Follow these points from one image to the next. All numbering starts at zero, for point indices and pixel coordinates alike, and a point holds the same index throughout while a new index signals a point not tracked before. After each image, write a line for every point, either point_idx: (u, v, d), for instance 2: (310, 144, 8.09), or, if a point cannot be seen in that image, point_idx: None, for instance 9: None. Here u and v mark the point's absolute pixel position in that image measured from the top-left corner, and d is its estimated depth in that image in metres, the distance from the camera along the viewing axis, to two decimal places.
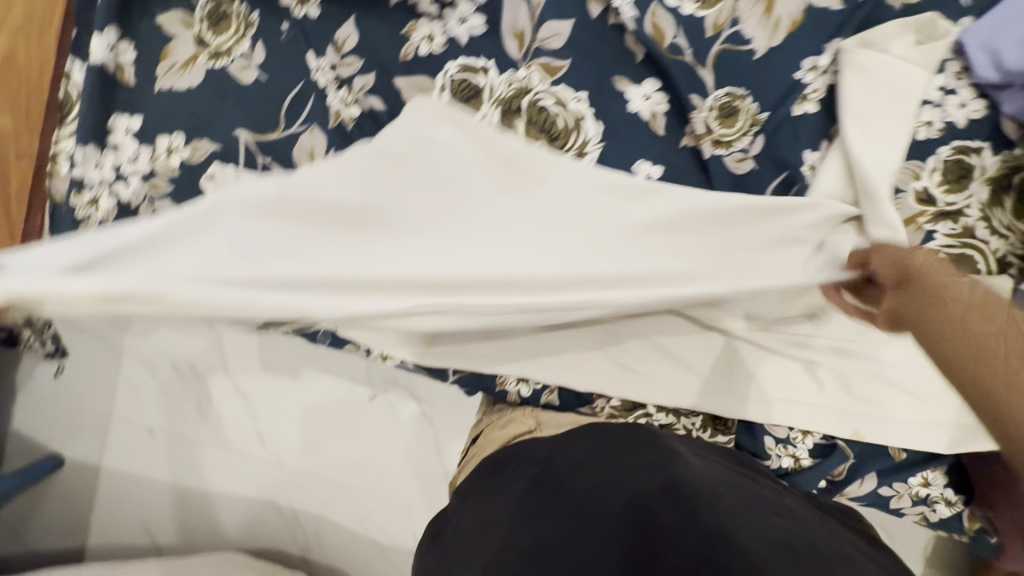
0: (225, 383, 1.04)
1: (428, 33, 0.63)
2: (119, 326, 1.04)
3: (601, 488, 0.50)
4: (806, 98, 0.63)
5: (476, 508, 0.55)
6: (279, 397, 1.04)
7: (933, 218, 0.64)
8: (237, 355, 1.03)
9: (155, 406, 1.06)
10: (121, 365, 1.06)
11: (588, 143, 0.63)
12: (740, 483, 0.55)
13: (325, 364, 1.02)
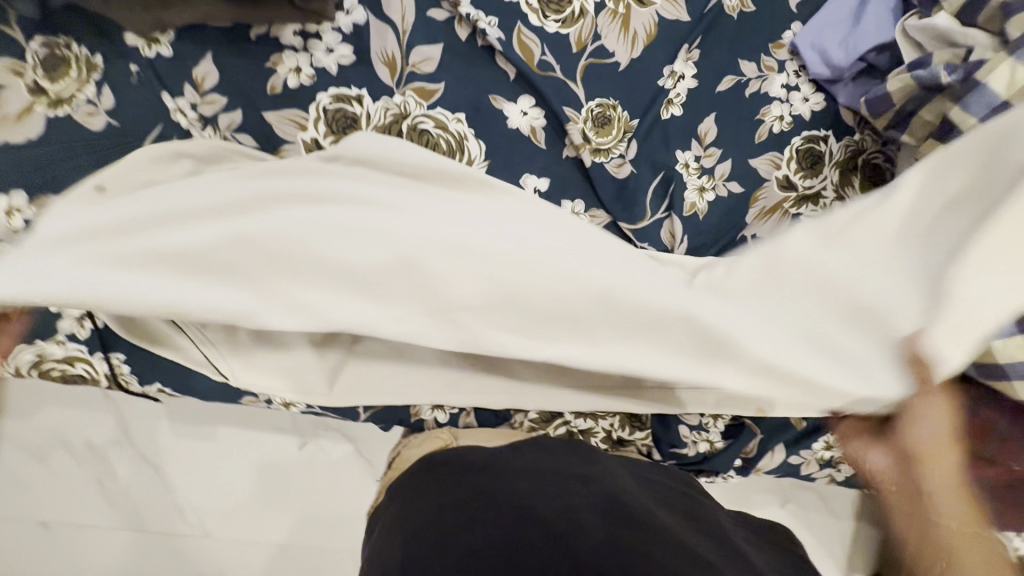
0: (128, 458, 0.93)
1: (295, 65, 0.61)
2: None
3: (537, 502, 0.46)
4: (671, 103, 0.68)
5: (402, 505, 0.51)
6: (193, 463, 0.94)
7: (796, 202, 0.69)
8: (135, 426, 0.93)
9: (47, 497, 0.93)
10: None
11: (473, 162, 0.64)
12: (679, 501, 0.52)
13: (239, 419, 0.95)
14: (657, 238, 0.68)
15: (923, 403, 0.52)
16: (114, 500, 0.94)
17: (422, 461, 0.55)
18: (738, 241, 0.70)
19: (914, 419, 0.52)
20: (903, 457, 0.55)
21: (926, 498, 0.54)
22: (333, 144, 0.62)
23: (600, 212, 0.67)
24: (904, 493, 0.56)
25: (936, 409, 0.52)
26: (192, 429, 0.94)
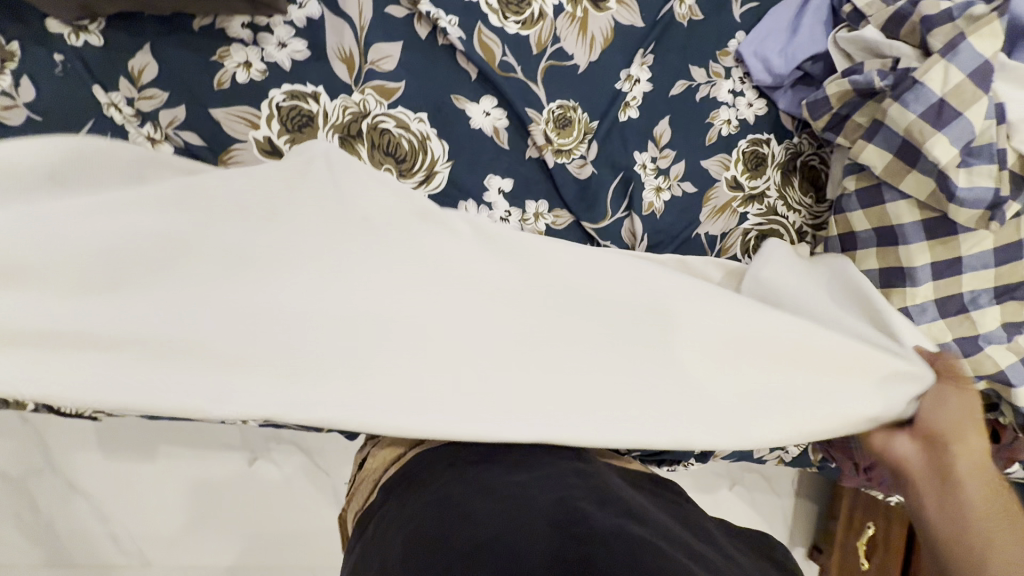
0: (52, 486, 0.84)
1: (244, 59, 0.58)
2: None
3: (531, 490, 0.45)
4: (628, 105, 0.70)
5: (393, 507, 0.48)
6: (129, 487, 0.87)
7: (743, 202, 0.74)
8: (61, 452, 0.84)
9: None
10: None
11: (436, 162, 0.63)
12: (669, 491, 0.51)
13: (181, 437, 0.87)
14: (618, 237, 0.70)
15: (951, 394, 0.58)
16: (38, 534, 0.85)
17: (416, 460, 0.54)
18: (692, 238, 0.73)
19: (936, 406, 0.58)
20: (935, 439, 0.56)
21: (954, 490, 0.53)
22: (289, 143, 0.59)
23: (564, 212, 0.68)
24: (934, 479, 0.55)
25: (959, 403, 0.57)
26: (130, 451, 0.86)
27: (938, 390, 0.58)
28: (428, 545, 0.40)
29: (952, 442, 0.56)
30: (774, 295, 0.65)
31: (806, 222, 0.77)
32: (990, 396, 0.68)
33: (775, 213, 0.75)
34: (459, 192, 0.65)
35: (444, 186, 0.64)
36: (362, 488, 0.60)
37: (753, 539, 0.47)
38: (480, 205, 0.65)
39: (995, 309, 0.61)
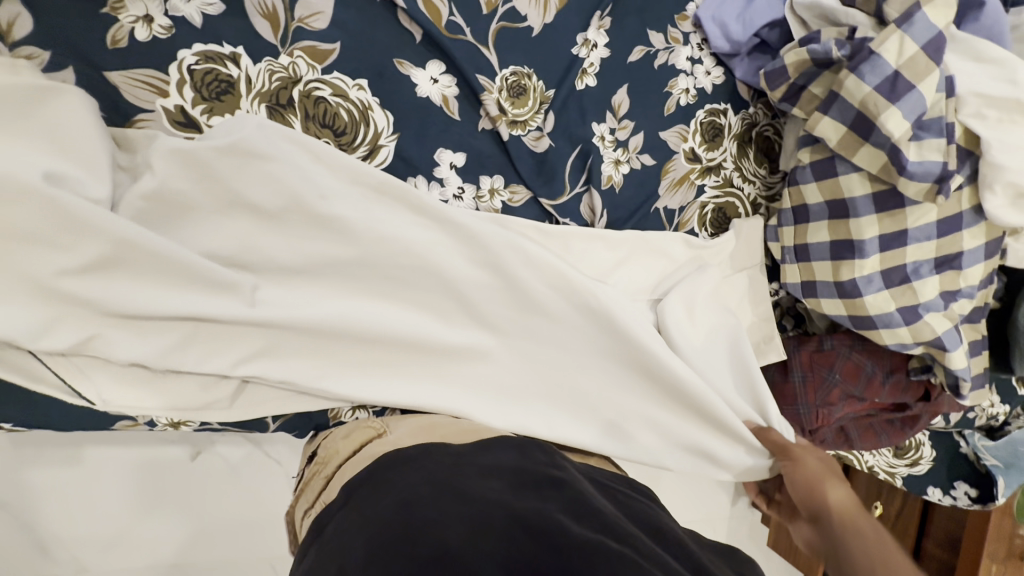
0: None
1: (143, 13, 0.49)
2: None
3: (501, 498, 0.42)
4: (585, 73, 0.66)
5: (355, 507, 0.44)
6: (49, 499, 0.78)
7: (701, 173, 0.73)
8: None
9: None
10: None
11: (380, 135, 0.57)
12: (634, 496, 0.50)
13: (107, 439, 0.79)
14: (577, 213, 0.67)
15: (795, 466, 0.70)
16: None
17: (376, 461, 0.50)
18: (651, 213, 0.72)
19: (793, 482, 0.70)
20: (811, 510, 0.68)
21: (842, 541, 0.61)
22: (206, 113, 0.52)
23: (520, 188, 0.65)
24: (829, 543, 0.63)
25: (811, 468, 0.70)
26: (49, 458, 0.76)
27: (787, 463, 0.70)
28: (381, 550, 0.37)
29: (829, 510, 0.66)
30: (679, 320, 0.69)
31: (759, 194, 0.77)
32: (925, 358, 0.72)
33: (731, 185, 0.75)
34: (407, 168, 0.59)
35: (390, 161, 0.58)
36: (314, 483, 0.56)
37: (715, 546, 0.48)
38: (431, 181, 0.60)
39: (935, 277, 0.65)
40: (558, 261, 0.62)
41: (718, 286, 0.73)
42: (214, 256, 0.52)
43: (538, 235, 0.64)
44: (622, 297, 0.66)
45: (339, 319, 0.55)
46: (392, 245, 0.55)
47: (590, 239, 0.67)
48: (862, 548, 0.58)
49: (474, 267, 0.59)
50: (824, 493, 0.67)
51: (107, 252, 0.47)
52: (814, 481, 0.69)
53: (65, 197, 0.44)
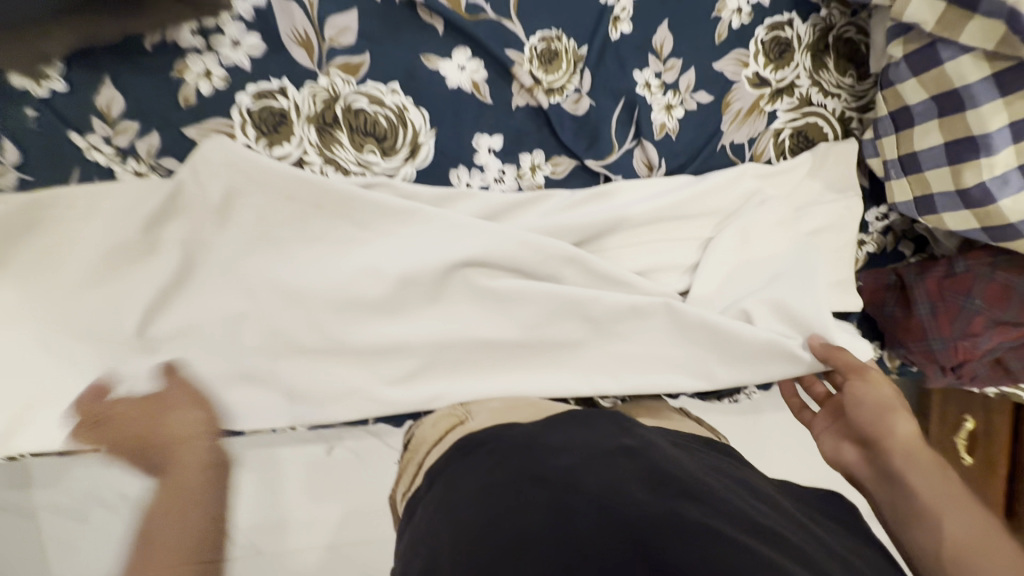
0: None
1: (203, 69, 0.55)
2: (18, 486, 0.87)
3: (585, 465, 0.42)
4: (619, 18, 0.61)
5: (440, 490, 0.46)
6: None
7: (771, 98, 0.66)
8: None
9: (98, 557, 0.91)
10: (42, 528, 0.89)
11: (419, 133, 0.59)
12: (717, 461, 0.47)
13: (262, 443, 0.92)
14: (631, 169, 0.64)
15: (865, 385, 0.57)
16: None
17: (461, 441, 0.51)
18: (716, 153, 0.66)
19: (858, 400, 0.56)
20: (866, 435, 0.55)
21: (906, 481, 0.49)
22: (269, 146, 0.57)
23: (563, 158, 0.63)
24: (883, 483, 0.51)
25: (882, 394, 0.56)
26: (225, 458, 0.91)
27: (857, 381, 0.57)
28: (464, 527, 0.38)
29: (890, 438, 0.52)
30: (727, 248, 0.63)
31: (848, 107, 0.69)
32: None
33: (810, 103, 0.67)
34: (449, 160, 0.61)
35: (431, 156, 0.60)
36: (407, 471, 0.59)
37: (829, 513, 0.43)
38: (472, 169, 0.61)
39: None
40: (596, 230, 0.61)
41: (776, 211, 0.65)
42: (297, 277, 0.57)
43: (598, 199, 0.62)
44: (672, 256, 0.64)
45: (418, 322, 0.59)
46: (445, 242, 0.58)
47: (647, 197, 0.63)
48: (938, 498, 0.46)
49: (531, 243, 0.59)
50: (887, 419, 0.54)
51: (199, 298, 0.57)
52: (880, 404, 0.55)
53: (177, 262, 0.56)
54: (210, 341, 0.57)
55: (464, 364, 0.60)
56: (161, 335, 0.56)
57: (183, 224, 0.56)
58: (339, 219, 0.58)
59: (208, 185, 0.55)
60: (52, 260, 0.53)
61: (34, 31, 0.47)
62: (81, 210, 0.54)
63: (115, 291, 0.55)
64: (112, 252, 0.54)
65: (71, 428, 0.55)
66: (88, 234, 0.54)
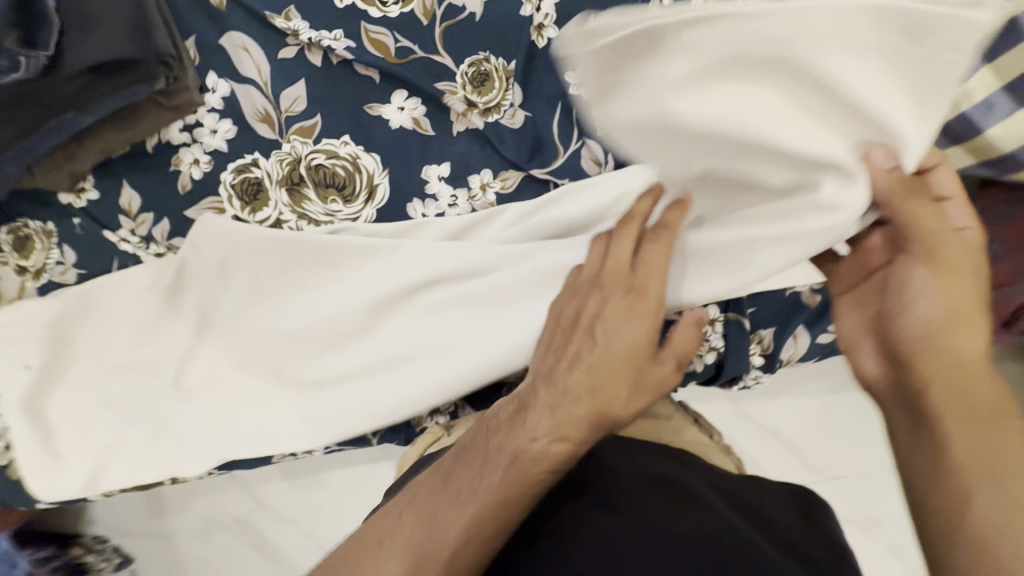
0: (270, 518, 1.05)
1: (193, 158, 0.65)
2: (157, 514, 1.06)
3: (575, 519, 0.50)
4: (544, 26, 0.62)
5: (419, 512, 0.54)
6: (318, 507, 1.06)
7: None
8: (266, 492, 1.05)
9: (221, 571, 1.07)
10: (176, 549, 1.07)
11: (373, 176, 0.65)
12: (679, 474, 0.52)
13: (336, 462, 1.04)
14: (581, 170, 0.64)
15: (956, 282, 0.48)
16: (274, 557, 1.07)
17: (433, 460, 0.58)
18: None
19: (931, 297, 0.48)
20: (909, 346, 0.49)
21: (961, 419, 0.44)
22: (251, 212, 0.66)
23: (511, 172, 0.65)
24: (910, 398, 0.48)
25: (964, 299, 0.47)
26: (307, 478, 1.05)
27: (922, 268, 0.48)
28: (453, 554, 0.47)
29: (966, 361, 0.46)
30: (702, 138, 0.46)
31: None
32: None
33: None
34: (404, 195, 0.65)
35: (388, 195, 0.65)
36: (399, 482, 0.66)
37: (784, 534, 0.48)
38: (426, 199, 0.65)
39: None
40: (550, 238, 0.63)
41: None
42: (290, 321, 0.66)
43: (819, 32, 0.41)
44: None
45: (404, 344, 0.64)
46: (407, 271, 0.63)
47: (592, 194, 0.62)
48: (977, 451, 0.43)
49: (486, 258, 0.63)
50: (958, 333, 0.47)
51: (218, 348, 0.68)
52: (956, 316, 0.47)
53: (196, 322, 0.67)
54: (234, 381, 0.68)
55: (447, 379, 0.65)
56: (192, 383, 0.68)
57: (196, 290, 0.67)
58: (317, 265, 0.66)
59: (205, 255, 0.66)
60: (110, 334, 0.67)
61: (60, 150, 0.62)
62: (122, 292, 0.67)
63: (157, 351, 0.67)
64: (149, 321, 0.67)
65: (142, 467, 0.68)
66: (131, 308, 0.67)
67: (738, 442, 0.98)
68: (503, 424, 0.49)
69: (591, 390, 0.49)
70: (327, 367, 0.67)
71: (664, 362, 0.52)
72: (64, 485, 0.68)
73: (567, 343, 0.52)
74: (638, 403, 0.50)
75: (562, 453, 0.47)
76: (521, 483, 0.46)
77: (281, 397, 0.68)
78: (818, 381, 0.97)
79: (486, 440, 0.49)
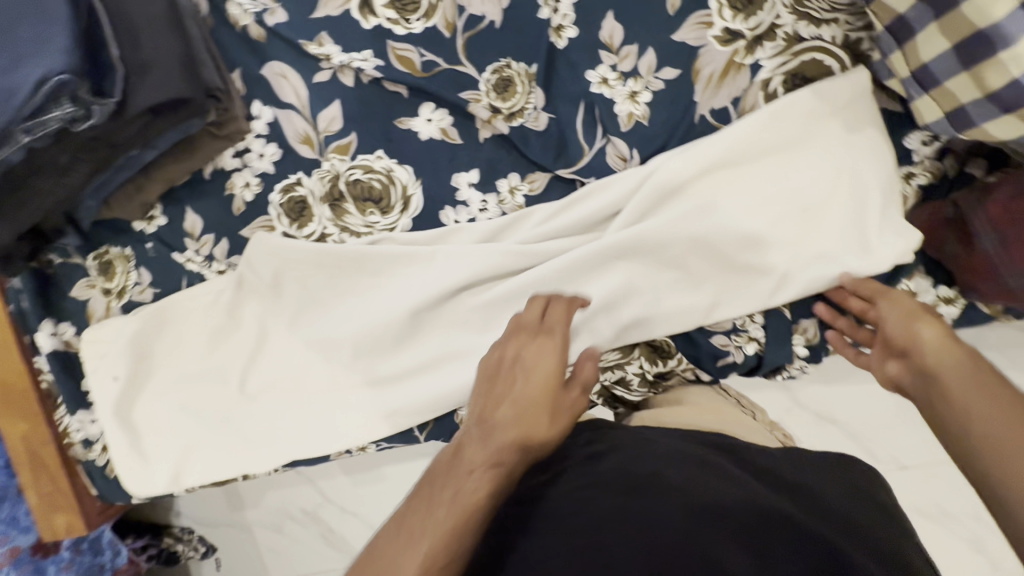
0: (335, 510, 1.12)
1: (245, 181, 0.71)
2: (236, 507, 1.16)
3: (582, 509, 0.48)
4: (562, 28, 0.63)
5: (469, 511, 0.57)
6: (378, 500, 1.11)
7: (748, 50, 0.60)
8: (331, 487, 1.12)
9: (295, 558, 1.16)
10: (255, 538, 1.16)
11: (407, 187, 0.68)
12: (707, 462, 0.52)
13: (393, 458, 1.10)
14: (607, 167, 0.65)
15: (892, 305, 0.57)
16: (341, 546, 1.14)
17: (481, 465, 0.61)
18: (696, 125, 0.63)
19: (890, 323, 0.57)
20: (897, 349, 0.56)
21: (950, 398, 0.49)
22: (298, 228, 0.71)
23: (537, 174, 0.67)
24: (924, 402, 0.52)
25: (927, 332, 0.53)
26: (367, 473, 1.11)
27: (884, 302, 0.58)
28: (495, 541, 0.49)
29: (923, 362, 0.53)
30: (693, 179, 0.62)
31: (852, 28, 0.59)
32: None
33: (800, 41, 0.59)
34: (436, 203, 0.68)
35: (422, 204, 0.68)
36: None
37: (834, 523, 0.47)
38: (457, 206, 0.68)
39: None
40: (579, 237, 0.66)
41: (767, 160, 0.62)
42: (339, 328, 0.71)
43: (804, 104, 0.60)
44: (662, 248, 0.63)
45: (448, 351, 0.69)
46: (442, 276, 0.66)
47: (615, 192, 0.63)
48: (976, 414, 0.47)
49: (519, 259, 0.65)
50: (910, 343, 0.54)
51: (276, 356, 0.74)
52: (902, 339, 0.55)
53: (256, 332, 0.73)
54: (292, 386, 0.74)
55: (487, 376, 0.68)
56: (255, 389, 0.74)
57: (255, 303, 0.73)
58: (360, 274, 0.70)
59: (259, 271, 0.71)
60: (183, 346, 0.74)
61: (131, 182, 0.70)
62: (191, 308, 0.74)
63: (223, 360, 0.74)
64: (215, 333, 0.74)
65: (217, 465, 0.75)
66: (200, 322, 0.74)
67: (794, 432, 0.95)
68: (440, 469, 0.49)
69: (516, 420, 0.51)
70: (375, 370, 0.71)
71: (573, 390, 0.55)
72: (152, 481, 0.76)
73: (491, 384, 0.55)
74: (558, 429, 0.53)
75: (498, 481, 0.48)
76: (465, 513, 0.46)
77: (335, 398, 0.73)
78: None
79: (430, 483, 0.48)
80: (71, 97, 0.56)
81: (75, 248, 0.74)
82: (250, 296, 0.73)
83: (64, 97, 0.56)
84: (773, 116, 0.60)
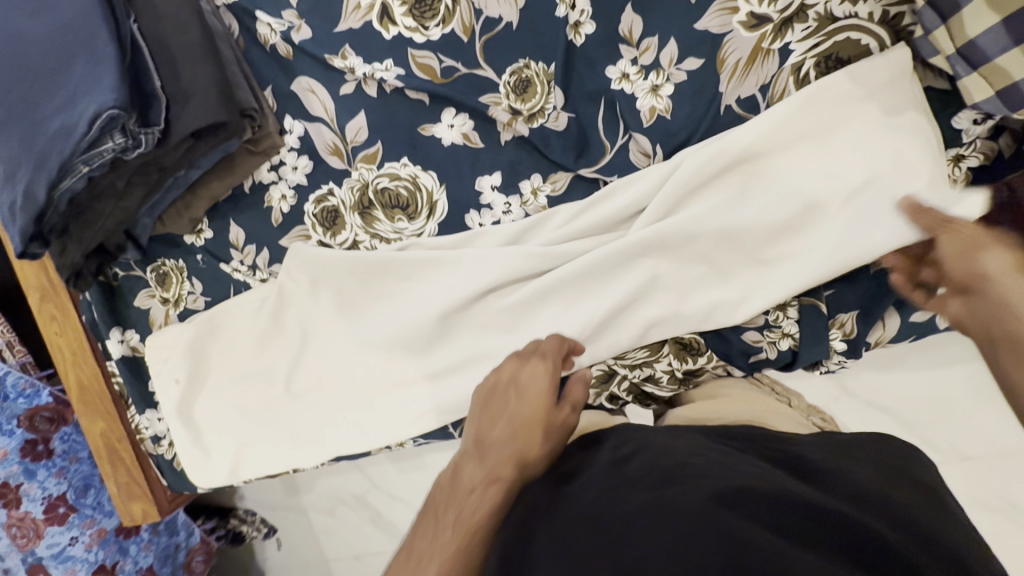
0: (384, 496, 1.18)
1: (281, 193, 0.75)
2: (293, 492, 1.24)
3: (610, 501, 0.46)
4: (580, 24, 0.61)
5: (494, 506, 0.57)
6: (424, 487, 1.16)
7: (776, 34, 0.57)
8: (379, 474, 1.18)
9: (350, 538, 1.23)
10: (312, 520, 1.24)
11: (433, 193, 0.70)
12: (734, 461, 0.50)
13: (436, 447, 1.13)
14: (629, 164, 0.64)
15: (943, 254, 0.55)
16: (390, 529, 1.20)
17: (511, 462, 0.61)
18: (721, 115, 0.61)
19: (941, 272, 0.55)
20: None
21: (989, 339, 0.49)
22: (332, 236, 0.74)
23: (559, 174, 0.67)
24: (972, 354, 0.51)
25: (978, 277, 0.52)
26: (411, 462, 1.15)
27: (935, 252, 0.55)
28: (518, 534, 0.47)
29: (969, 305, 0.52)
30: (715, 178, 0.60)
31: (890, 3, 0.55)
32: None
33: (833, 20, 0.56)
34: (461, 207, 0.70)
35: (447, 209, 0.70)
36: None
37: (884, 520, 0.44)
38: (481, 209, 0.69)
39: None
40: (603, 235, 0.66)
41: (799, 149, 0.59)
42: (373, 331, 0.74)
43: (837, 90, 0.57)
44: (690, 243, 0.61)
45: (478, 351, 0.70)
46: (468, 279, 0.68)
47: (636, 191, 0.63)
48: None
49: (542, 259, 0.65)
50: None
51: (317, 358, 0.78)
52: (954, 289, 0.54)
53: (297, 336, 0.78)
54: (333, 385, 0.78)
55: None
56: (299, 389, 0.79)
57: (295, 308, 0.77)
58: (390, 277, 0.72)
59: (297, 278, 0.75)
60: (233, 350, 0.80)
61: (180, 200, 0.75)
62: (238, 314, 0.79)
63: (270, 362, 0.79)
64: (260, 337, 0.78)
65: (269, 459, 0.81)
66: (247, 326, 0.79)
67: (844, 420, 0.91)
68: (442, 494, 0.59)
69: (509, 439, 0.58)
70: (408, 370, 0.74)
71: (564, 407, 0.61)
72: (213, 473, 0.83)
73: (487, 407, 0.63)
74: (551, 445, 0.58)
75: (496, 495, 0.55)
76: (467, 533, 0.52)
77: (374, 396, 0.76)
78: (939, 352, 0.86)
79: (442, 508, 0.58)
80: (121, 129, 0.61)
81: (135, 261, 0.81)
82: (291, 302, 0.77)
83: (116, 130, 0.61)
84: (804, 103, 0.57)
